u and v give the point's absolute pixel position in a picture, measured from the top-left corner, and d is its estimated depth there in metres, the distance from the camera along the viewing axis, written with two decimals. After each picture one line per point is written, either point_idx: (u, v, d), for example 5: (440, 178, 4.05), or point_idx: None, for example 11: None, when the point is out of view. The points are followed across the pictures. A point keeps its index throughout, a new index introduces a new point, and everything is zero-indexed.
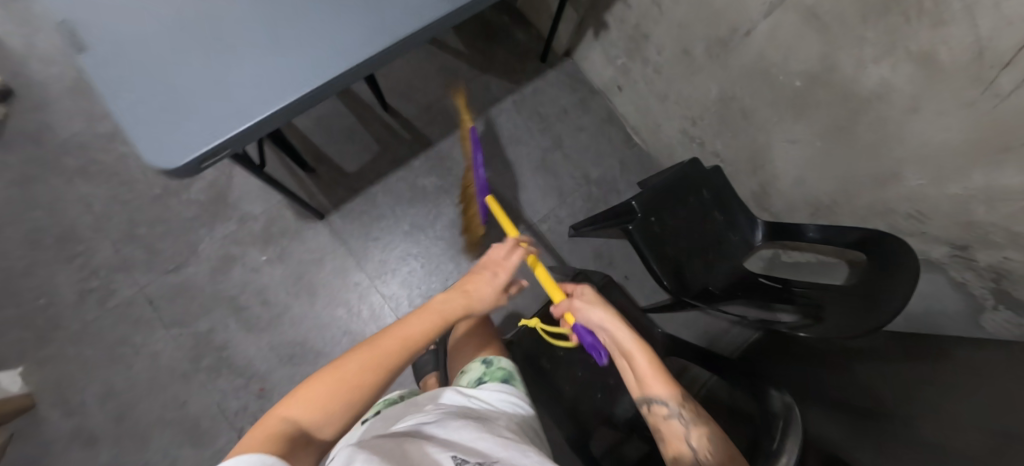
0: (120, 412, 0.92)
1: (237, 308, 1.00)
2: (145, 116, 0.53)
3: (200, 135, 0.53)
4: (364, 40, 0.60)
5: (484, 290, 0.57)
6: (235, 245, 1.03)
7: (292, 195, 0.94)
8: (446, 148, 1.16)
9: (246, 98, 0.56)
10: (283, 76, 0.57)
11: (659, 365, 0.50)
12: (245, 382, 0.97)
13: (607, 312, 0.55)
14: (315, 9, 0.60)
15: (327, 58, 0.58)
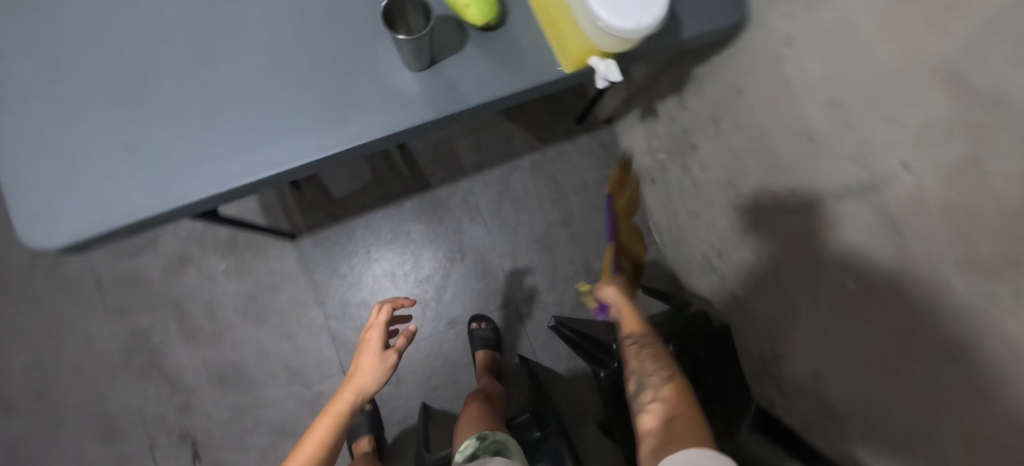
0: (44, 387, 0.92)
1: (181, 313, 0.96)
2: (34, 179, 0.44)
3: (85, 216, 0.43)
4: (316, 132, 0.47)
5: (367, 365, 0.56)
6: (196, 246, 0.98)
7: (251, 226, 0.85)
8: (442, 196, 1.05)
9: (146, 178, 0.45)
10: (199, 161, 0.45)
11: (633, 311, 0.63)
12: (169, 392, 0.94)
13: (602, 282, 0.74)
14: (268, 79, 0.47)
15: (258, 149, 0.46)
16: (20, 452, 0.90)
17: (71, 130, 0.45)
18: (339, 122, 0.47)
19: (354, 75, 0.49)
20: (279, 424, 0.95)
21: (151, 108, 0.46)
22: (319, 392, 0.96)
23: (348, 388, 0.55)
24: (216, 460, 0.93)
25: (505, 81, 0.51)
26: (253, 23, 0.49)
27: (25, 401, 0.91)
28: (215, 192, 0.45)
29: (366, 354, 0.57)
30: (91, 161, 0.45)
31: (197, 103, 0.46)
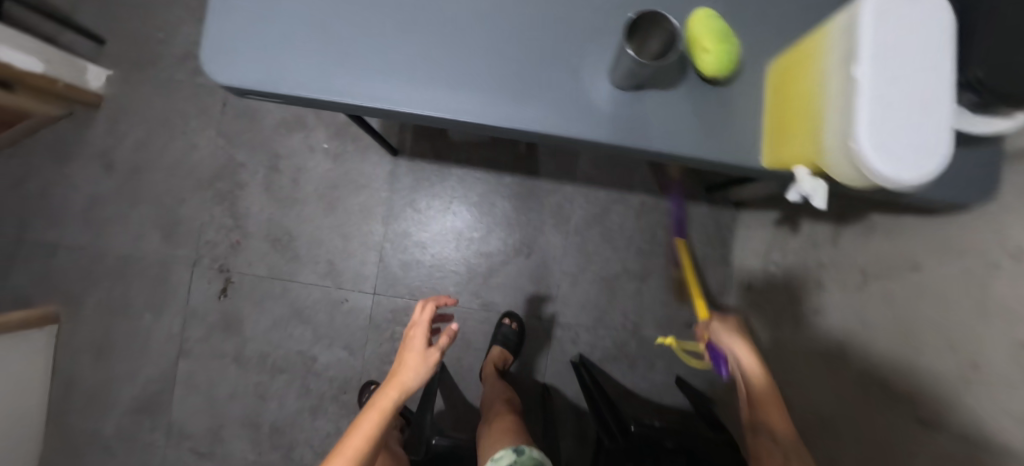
0: (142, 164, 1.01)
1: (273, 166, 1.01)
2: (238, 16, 0.46)
3: (260, 71, 0.45)
4: (491, 99, 0.45)
5: (411, 362, 0.60)
6: (313, 116, 1.02)
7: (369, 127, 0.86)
8: (541, 188, 1.02)
9: (324, 64, 0.45)
10: (376, 74, 0.45)
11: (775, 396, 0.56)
12: (230, 225, 1.00)
13: (744, 345, 0.61)
14: (475, 27, 0.46)
15: (431, 90, 0.45)
16: (98, 206, 1.01)
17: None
18: (517, 102, 0.45)
19: (555, 62, 0.46)
20: (300, 305, 1.00)
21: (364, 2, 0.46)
22: (345, 298, 1.00)
23: (394, 386, 0.57)
24: (236, 303, 1.00)
25: (696, 142, 0.46)
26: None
27: (121, 168, 1.01)
28: (376, 107, 0.45)
29: (410, 352, 0.61)
30: (290, 23, 0.46)
31: (404, 19, 0.46)
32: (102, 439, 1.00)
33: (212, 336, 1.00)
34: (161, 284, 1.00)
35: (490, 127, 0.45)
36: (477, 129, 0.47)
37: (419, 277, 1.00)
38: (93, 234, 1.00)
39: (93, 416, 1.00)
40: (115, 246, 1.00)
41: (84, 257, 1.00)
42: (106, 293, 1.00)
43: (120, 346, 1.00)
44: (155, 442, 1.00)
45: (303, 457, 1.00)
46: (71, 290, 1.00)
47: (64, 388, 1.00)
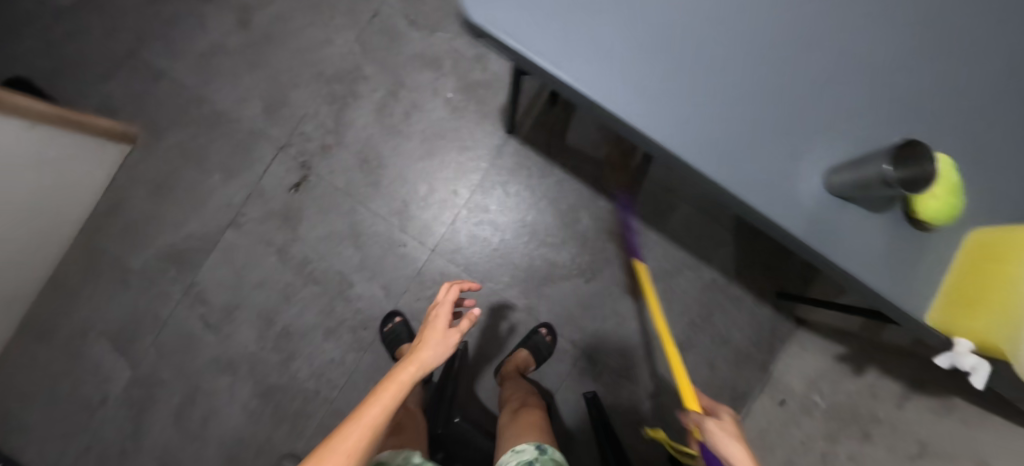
0: (274, 35, 1.01)
1: (393, 92, 1.00)
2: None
3: (517, 21, 0.37)
4: (705, 142, 0.38)
5: (432, 340, 0.55)
6: (450, 62, 1.01)
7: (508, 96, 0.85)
8: (629, 224, 1.01)
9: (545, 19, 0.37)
10: (597, 56, 0.37)
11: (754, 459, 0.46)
12: (330, 128, 1.00)
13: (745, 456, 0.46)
14: (758, 78, 0.39)
15: (650, 103, 0.38)
16: (217, 55, 1.00)
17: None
18: (730, 159, 0.39)
19: (784, 132, 0.40)
20: (360, 230, 1.00)
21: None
22: (403, 244, 1.00)
23: (416, 362, 0.53)
24: (302, 202, 1.00)
25: (887, 280, 0.41)
26: (801, 15, 0.40)
27: (255, 30, 1.01)
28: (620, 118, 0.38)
29: (431, 329, 0.56)
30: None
31: (691, 33, 0.38)
32: (123, 269, 0.99)
33: (267, 222, 1.00)
34: (243, 153, 1.00)
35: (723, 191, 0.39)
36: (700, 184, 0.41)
37: (480, 254, 1.00)
38: (201, 79, 1.00)
39: (124, 245, 1.00)
40: (215, 98, 1.00)
41: (183, 96, 1.00)
42: (188, 137, 1.00)
43: (178, 192, 1.00)
44: (171, 294, 1.00)
45: (300, 371, 1.00)
46: (158, 121, 1.00)
47: (111, 207, 0.99)
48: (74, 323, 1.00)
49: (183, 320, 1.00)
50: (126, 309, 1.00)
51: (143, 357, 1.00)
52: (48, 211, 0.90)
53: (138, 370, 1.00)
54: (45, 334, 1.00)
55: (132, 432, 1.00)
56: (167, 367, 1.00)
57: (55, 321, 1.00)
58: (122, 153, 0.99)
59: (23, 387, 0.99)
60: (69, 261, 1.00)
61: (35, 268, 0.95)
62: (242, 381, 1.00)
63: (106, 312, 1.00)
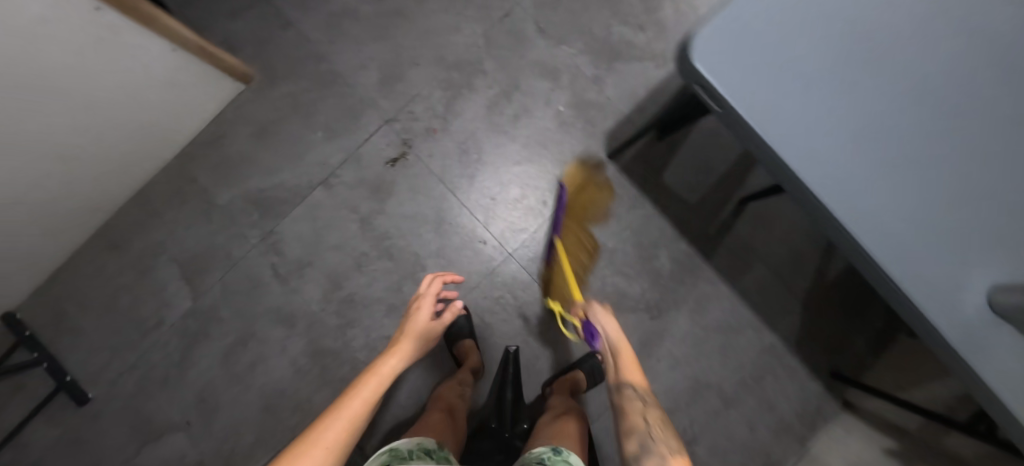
0: (406, 11, 1.02)
1: (508, 93, 1.02)
2: (757, 7, 0.44)
3: (756, 98, 0.44)
4: (887, 235, 0.43)
5: (411, 335, 0.70)
6: (568, 77, 1.02)
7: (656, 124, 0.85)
8: (703, 272, 1.02)
9: (780, 98, 0.44)
10: (813, 142, 0.44)
11: (634, 361, 0.67)
12: (439, 113, 1.01)
13: (615, 327, 0.73)
14: (959, 205, 0.43)
15: (845, 190, 0.43)
16: (347, 18, 1.02)
17: (817, 16, 0.44)
18: (910, 257, 0.42)
19: (969, 253, 0.42)
20: (444, 218, 1.01)
21: (863, 74, 0.44)
22: (484, 242, 1.01)
23: (397, 353, 0.65)
24: (396, 178, 1.01)
25: None
26: (1012, 155, 0.43)
27: (390, 2, 1.02)
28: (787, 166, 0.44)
29: (411, 323, 0.73)
30: (819, 81, 0.44)
31: (900, 139, 0.43)
32: (209, 202, 1.01)
33: (357, 189, 1.01)
34: (349, 117, 1.01)
35: (864, 253, 0.43)
36: (842, 241, 0.45)
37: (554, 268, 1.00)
38: (327, 37, 1.01)
39: (215, 179, 1.01)
40: (336, 58, 1.01)
41: (305, 49, 1.01)
42: (301, 90, 1.01)
43: (279, 140, 1.01)
44: (249, 237, 1.01)
45: (353, 341, 0.99)
46: (275, 67, 1.01)
47: (211, 140, 1.01)
48: (148, 242, 1.01)
49: (254, 264, 1.00)
50: (202, 240, 1.01)
51: (207, 291, 1.01)
52: (155, 132, 0.92)
53: (199, 303, 1.01)
54: (117, 245, 1.01)
55: (179, 360, 1.01)
56: (228, 305, 1.00)
57: (130, 236, 1.01)
58: (235, 90, 1.00)
59: (85, 291, 1.01)
60: (157, 181, 1.01)
61: (128, 181, 0.97)
62: (295, 337, 1.00)
63: (181, 239, 1.01)
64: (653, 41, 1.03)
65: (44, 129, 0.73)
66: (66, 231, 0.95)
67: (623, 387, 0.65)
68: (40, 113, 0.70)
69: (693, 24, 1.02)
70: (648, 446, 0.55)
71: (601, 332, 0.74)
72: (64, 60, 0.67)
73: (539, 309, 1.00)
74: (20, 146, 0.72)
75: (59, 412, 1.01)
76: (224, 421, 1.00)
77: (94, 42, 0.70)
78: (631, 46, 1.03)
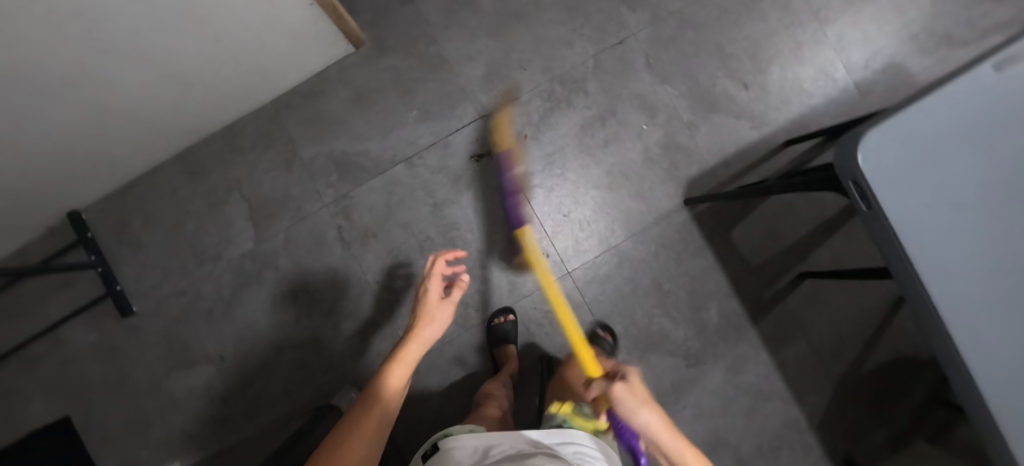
0: (526, 16, 1.03)
1: (603, 118, 1.03)
2: (925, 124, 0.47)
3: (909, 211, 0.48)
4: (992, 357, 0.48)
5: (431, 314, 0.71)
6: (664, 116, 1.04)
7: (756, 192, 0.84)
8: (748, 335, 1.03)
9: (930, 216, 0.48)
10: (950, 262, 0.48)
11: (687, 448, 0.58)
12: (533, 121, 1.03)
13: (654, 415, 0.58)
14: None
15: (967, 311, 0.48)
16: (467, 8, 1.03)
17: (975, 147, 0.48)
18: (1004, 379, 0.48)
19: None
20: (512, 222, 1.02)
21: (1005, 208, 0.48)
22: (546, 255, 1.02)
23: (416, 340, 0.66)
24: (477, 173, 1.02)
25: None
26: None
27: (512, 3, 1.03)
28: (921, 276, 0.49)
29: (429, 303, 0.72)
30: (967, 210, 0.48)
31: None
32: (292, 151, 1.02)
33: (437, 174, 1.02)
34: (447, 103, 1.02)
35: (965, 370, 0.49)
36: (945, 351, 0.51)
37: (607, 296, 1.02)
38: (443, 22, 1.03)
39: (304, 132, 1.02)
40: (447, 44, 1.03)
41: (420, 28, 1.03)
42: (406, 66, 1.02)
43: (373, 109, 1.02)
44: (321, 195, 1.02)
45: (399, 320, 1.01)
46: (386, 39, 1.02)
47: (309, 93, 1.02)
48: (225, 176, 1.02)
49: (321, 222, 1.02)
50: (276, 188, 1.02)
51: (271, 237, 1.02)
52: (267, 72, 0.93)
53: (260, 246, 1.02)
54: (195, 173, 1.02)
55: (228, 296, 1.02)
56: (286, 255, 1.02)
57: (210, 165, 1.02)
58: (344, 51, 1.01)
59: (154, 208, 1.03)
60: (248, 120, 1.02)
61: (226, 113, 0.99)
62: (343, 302, 1.02)
63: (257, 181, 1.02)
64: (753, 102, 1.05)
65: (167, 46, 0.74)
66: (155, 147, 0.96)
67: None
68: (166, 30, 0.71)
69: (794, 95, 1.05)
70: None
71: (640, 425, 0.57)
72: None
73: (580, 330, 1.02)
74: (138, 55, 0.73)
75: (100, 317, 1.03)
76: (257, 365, 1.02)
77: None
78: (732, 103, 1.04)
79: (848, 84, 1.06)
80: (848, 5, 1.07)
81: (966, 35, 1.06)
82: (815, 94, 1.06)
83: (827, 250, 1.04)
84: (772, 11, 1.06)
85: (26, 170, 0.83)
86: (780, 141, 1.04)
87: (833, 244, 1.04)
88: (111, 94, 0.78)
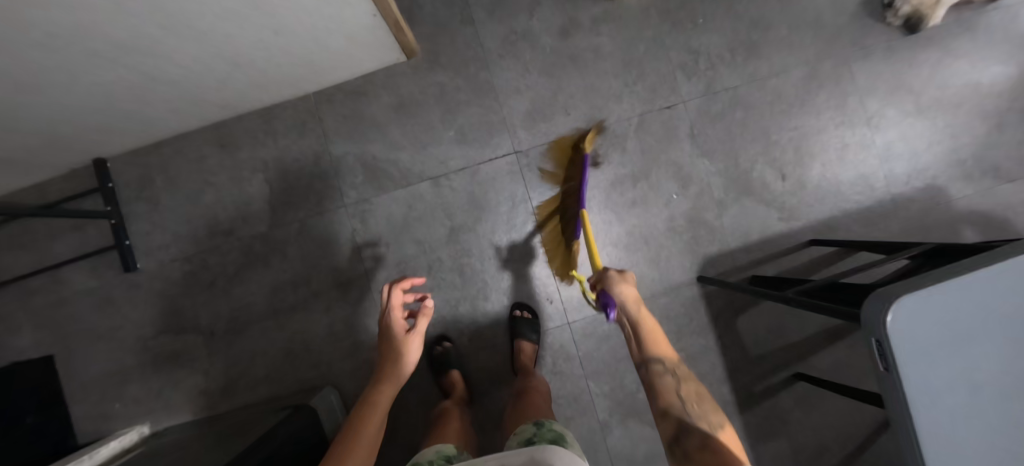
0: (582, 62, 1.03)
1: (636, 177, 1.02)
2: (954, 300, 0.48)
3: (920, 380, 0.48)
4: None
5: (400, 347, 0.75)
6: (696, 189, 1.03)
7: (767, 295, 0.83)
8: (732, 423, 1.02)
9: (938, 387, 0.48)
10: (949, 435, 0.48)
11: (656, 337, 0.75)
12: (567, 166, 1.02)
13: (630, 290, 0.75)
14: None
15: None
16: (525, 41, 1.03)
17: (996, 330, 0.48)
18: None
19: None
20: (523, 261, 1.02)
21: (1014, 400, 0.48)
22: (549, 301, 1.02)
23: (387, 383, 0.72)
24: (499, 205, 1.02)
25: None
26: None
27: (570, 46, 1.03)
28: (920, 444, 0.49)
29: (390, 333, 0.76)
30: (974, 388, 0.48)
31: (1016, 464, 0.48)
32: (324, 145, 1.02)
33: (461, 198, 1.02)
34: (485, 130, 1.02)
35: None
36: None
37: (602, 355, 1.02)
38: (498, 50, 1.02)
39: (339, 128, 1.02)
40: (498, 72, 1.02)
41: (475, 51, 1.02)
42: (453, 85, 1.02)
43: (412, 121, 1.02)
44: (342, 193, 1.02)
45: None
46: (440, 55, 1.02)
47: (353, 93, 1.02)
48: (254, 156, 1.02)
49: (337, 220, 1.02)
50: (301, 177, 1.02)
51: (285, 224, 1.02)
52: (315, 66, 0.92)
53: (272, 231, 1.02)
54: (225, 146, 1.03)
55: (231, 273, 1.02)
56: (296, 245, 1.02)
57: (242, 141, 1.03)
58: (396, 60, 1.00)
59: (178, 171, 1.03)
60: (289, 106, 1.03)
61: (269, 96, 0.99)
62: (341, 303, 1.01)
63: (283, 167, 1.02)
64: (788, 193, 1.04)
65: (221, 30, 0.73)
66: (191, 114, 0.96)
67: (651, 364, 0.72)
68: (220, 14, 0.70)
69: (829, 196, 1.04)
70: (695, 428, 0.61)
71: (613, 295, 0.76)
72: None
73: (567, 381, 1.01)
74: (189, 32, 0.72)
75: (103, 266, 1.04)
76: (246, 347, 1.03)
77: None
78: (766, 190, 1.03)
79: (885, 195, 1.05)
80: (904, 115, 1.06)
81: (1014, 171, 1.05)
82: (850, 198, 1.05)
83: (826, 356, 1.03)
84: (825, 107, 1.05)
85: (61, 116, 0.83)
86: (806, 238, 1.04)
87: (834, 351, 1.03)
88: (154, 63, 0.77)
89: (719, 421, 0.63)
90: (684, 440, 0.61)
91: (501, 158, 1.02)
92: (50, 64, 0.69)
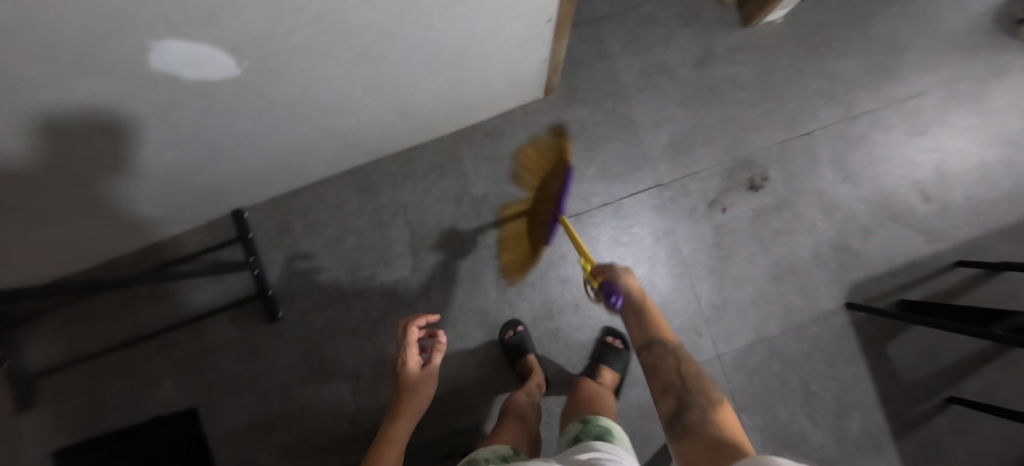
0: (720, 92, 1.02)
1: (780, 205, 1.01)
2: None
3: None
4: None
5: (418, 386, 0.72)
6: (840, 215, 1.02)
7: (956, 328, 0.82)
8: (889, 451, 1.00)
9: None
10: None
11: (659, 321, 0.67)
12: (710, 197, 1.01)
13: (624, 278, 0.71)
14: None
15: None
16: (662, 73, 1.02)
17: None
18: None
19: None
20: (669, 296, 1.01)
21: None
22: (698, 335, 1.01)
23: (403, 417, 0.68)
24: (642, 239, 1.01)
25: None
26: None
27: (707, 76, 1.02)
28: None
29: (409, 369, 0.73)
30: None
31: None
32: (464, 187, 1.01)
33: (605, 235, 1.01)
34: (626, 166, 1.01)
35: None
36: None
37: (752, 387, 1.00)
38: (634, 83, 1.02)
39: (479, 169, 1.01)
40: (637, 105, 1.01)
41: (613, 85, 1.02)
42: (591, 120, 1.01)
43: None
44: (486, 234, 1.01)
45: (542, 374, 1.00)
46: (578, 90, 1.02)
47: (490, 132, 1.02)
48: (392, 200, 1.02)
49: (479, 261, 1.01)
50: (441, 220, 1.01)
51: (427, 267, 1.01)
52: (467, 109, 0.91)
53: (414, 276, 1.01)
54: (364, 191, 1.02)
55: (374, 319, 1.02)
56: (440, 288, 1.01)
57: (380, 185, 1.02)
58: (535, 96, 1.00)
59: (317, 218, 1.02)
60: (426, 148, 1.02)
61: (411, 140, 0.98)
62: (487, 345, 1.00)
63: (423, 210, 1.01)
64: (932, 215, 1.02)
65: (413, 85, 0.72)
66: (338, 162, 0.96)
67: (650, 343, 0.63)
68: (420, 69, 0.67)
69: (975, 215, 1.02)
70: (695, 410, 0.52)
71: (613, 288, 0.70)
72: (478, 36, 0.63)
73: None
74: (384, 89, 0.70)
75: (246, 315, 1.03)
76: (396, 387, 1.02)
77: (515, 38, 0.68)
78: (911, 213, 1.02)
79: None
80: None
81: None
82: (995, 215, 1.02)
83: (982, 380, 1.01)
84: (965, 125, 1.03)
85: (233, 173, 0.82)
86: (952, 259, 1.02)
87: (986, 375, 1.01)
88: (340, 119, 0.75)
89: (717, 401, 0.54)
90: (681, 419, 0.52)
91: (643, 192, 1.01)
92: (249, 129, 0.68)
